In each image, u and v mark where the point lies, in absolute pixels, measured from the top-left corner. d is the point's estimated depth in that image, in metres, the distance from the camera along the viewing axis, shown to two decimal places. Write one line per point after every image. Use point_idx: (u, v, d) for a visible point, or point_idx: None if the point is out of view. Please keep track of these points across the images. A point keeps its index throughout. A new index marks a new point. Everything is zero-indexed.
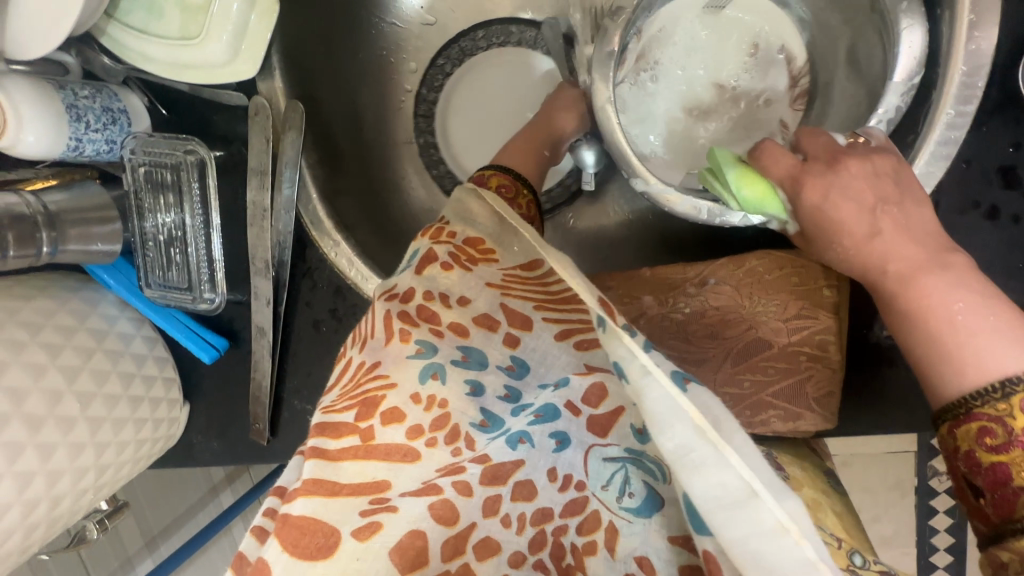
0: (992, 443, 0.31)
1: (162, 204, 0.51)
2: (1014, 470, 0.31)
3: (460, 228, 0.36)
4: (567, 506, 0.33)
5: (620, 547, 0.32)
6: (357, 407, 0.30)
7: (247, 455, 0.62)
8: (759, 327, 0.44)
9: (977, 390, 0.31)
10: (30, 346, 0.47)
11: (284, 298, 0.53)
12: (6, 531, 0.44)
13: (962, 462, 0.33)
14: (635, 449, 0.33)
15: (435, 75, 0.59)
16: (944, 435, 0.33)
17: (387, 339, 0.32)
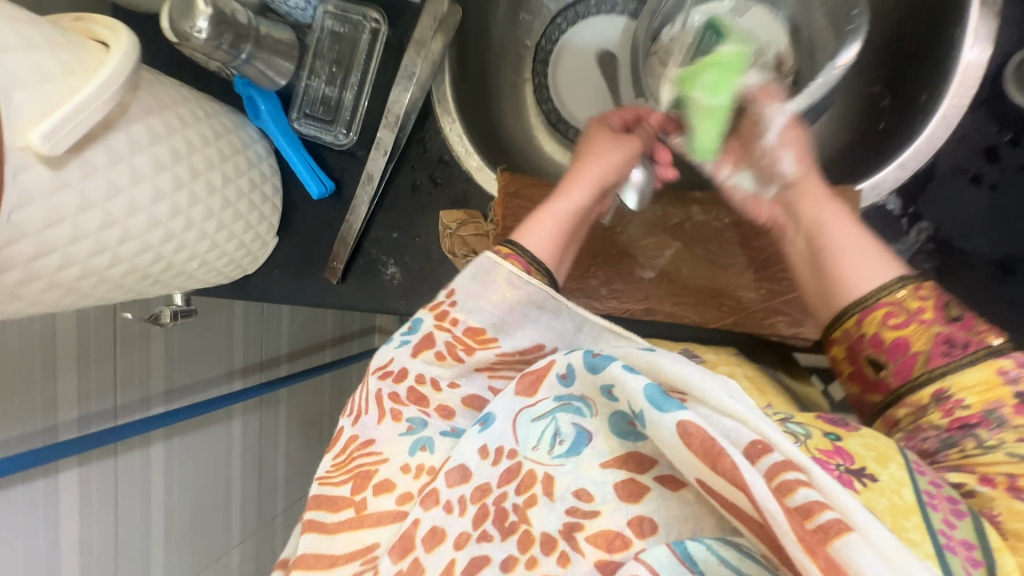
0: (894, 324, 0.45)
1: (330, 59, 0.63)
2: (911, 342, 0.44)
3: (463, 317, 0.46)
4: (501, 475, 0.40)
5: (558, 488, 0.39)
6: (352, 482, 0.43)
7: (313, 292, 0.70)
8: (781, 243, 0.55)
9: (882, 288, 0.45)
10: (203, 123, 0.57)
11: (397, 155, 0.64)
12: (145, 246, 0.51)
13: (870, 344, 0.46)
14: (562, 395, 0.41)
15: (553, 32, 0.75)
16: (858, 326, 0.46)
17: (379, 417, 0.45)
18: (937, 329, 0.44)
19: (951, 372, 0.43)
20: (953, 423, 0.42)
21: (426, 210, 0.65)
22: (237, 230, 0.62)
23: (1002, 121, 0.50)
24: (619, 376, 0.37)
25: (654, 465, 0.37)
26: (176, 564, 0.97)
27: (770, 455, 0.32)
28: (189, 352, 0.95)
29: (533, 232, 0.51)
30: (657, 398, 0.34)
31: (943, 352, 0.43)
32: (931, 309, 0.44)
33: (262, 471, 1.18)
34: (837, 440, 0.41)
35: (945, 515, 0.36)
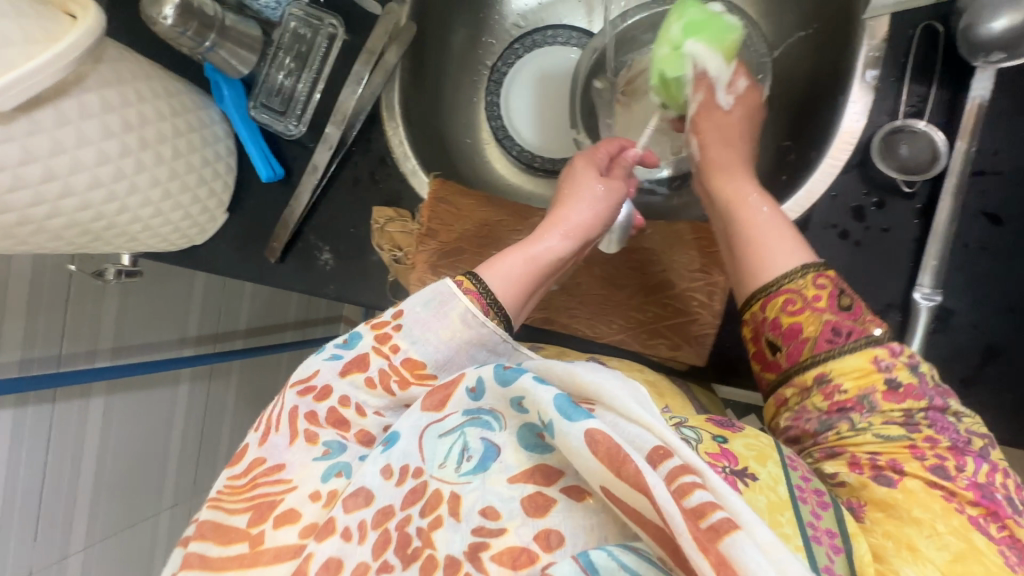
0: (792, 310, 0.47)
1: (291, 56, 0.69)
2: (805, 327, 0.47)
3: (404, 347, 0.45)
4: (406, 496, 0.39)
5: (465, 508, 0.37)
6: (251, 512, 0.40)
7: (254, 268, 0.75)
8: (669, 270, 0.60)
9: (787, 274, 0.48)
10: (162, 100, 0.62)
11: (342, 150, 0.69)
12: (86, 204, 0.56)
13: (771, 327, 0.48)
14: (472, 407, 0.40)
15: (510, 55, 0.80)
16: (762, 309, 0.49)
17: (291, 437, 0.43)
18: (828, 318, 0.46)
19: (835, 358, 0.45)
20: (832, 406, 0.45)
21: (365, 204, 0.71)
22: (184, 201, 0.67)
23: (872, 185, 0.54)
24: (528, 387, 0.36)
25: (560, 476, 0.37)
26: (101, 517, 0.99)
27: (670, 460, 0.32)
28: (142, 314, 0.99)
29: (496, 265, 0.51)
30: (567, 407, 0.34)
31: (830, 338, 0.46)
32: (825, 297, 0.46)
33: (203, 440, 1.21)
34: (725, 442, 0.43)
35: (812, 507, 0.39)
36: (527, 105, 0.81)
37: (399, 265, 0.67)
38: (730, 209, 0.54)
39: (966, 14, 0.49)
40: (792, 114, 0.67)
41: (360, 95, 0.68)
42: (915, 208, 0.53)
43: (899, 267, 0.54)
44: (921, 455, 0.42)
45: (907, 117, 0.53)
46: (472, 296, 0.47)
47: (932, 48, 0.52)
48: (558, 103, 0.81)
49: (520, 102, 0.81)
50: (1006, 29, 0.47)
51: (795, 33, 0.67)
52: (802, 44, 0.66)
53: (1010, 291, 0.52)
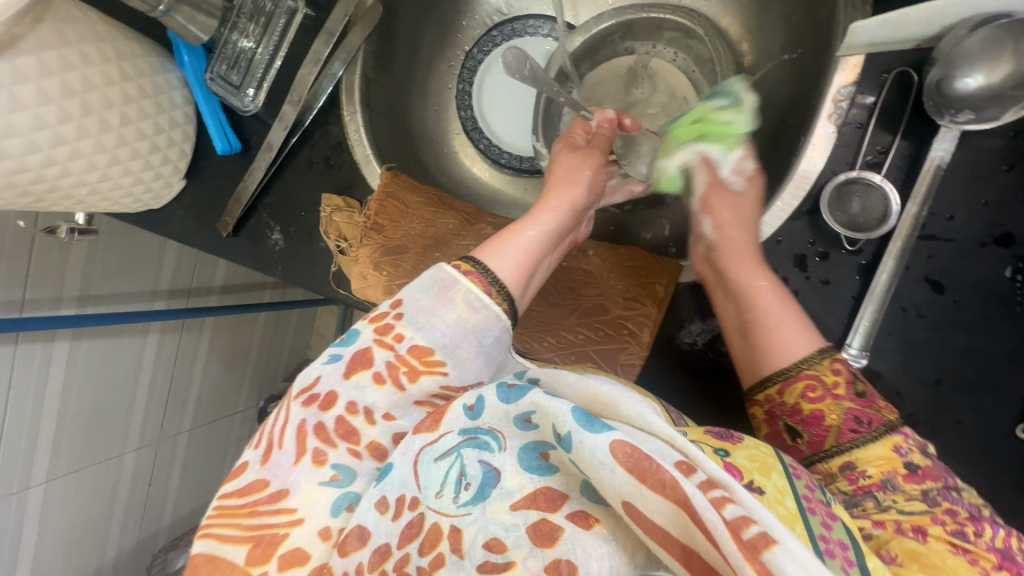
0: (812, 397, 0.45)
1: (250, 27, 0.67)
2: (828, 416, 0.44)
3: (408, 334, 0.45)
4: (402, 533, 0.39)
5: (467, 542, 0.37)
6: (251, 544, 0.40)
7: (208, 239, 0.75)
8: (605, 295, 0.59)
9: (804, 359, 0.46)
10: (112, 64, 0.60)
11: (298, 131, 0.68)
12: (25, 167, 0.56)
13: (793, 413, 0.46)
14: (469, 427, 0.41)
15: (487, 42, 0.78)
16: (779, 394, 0.47)
17: (297, 456, 0.43)
18: (847, 406, 0.44)
19: (859, 448, 0.43)
20: (856, 489, 0.42)
21: (318, 188, 0.70)
22: (135, 168, 0.66)
23: (817, 235, 0.53)
24: (542, 401, 0.37)
25: (565, 501, 0.37)
26: (63, 454, 1.04)
27: (695, 475, 0.32)
28: (112, 264, 1.00)
29: (498, 248, 0.51)
30: (584, 419, 0.34)
31: (852, 428, 0.44)
32: (844, 385, 0.45)
33: (172, 389, 1.24)
34: (726, 456, 0.40)
35: (822, 517, 0.37)
36: (499, 96, 0.79)
37: (344, 255, 0.66)
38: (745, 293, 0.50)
39: (937, 65, 0.46)
40: (761, 142, 0.64)
41: (318, 75, 0.66)
42: (860, 263, 0.51)
43: (832, 324, 0.52)
44: (942, 521, 0.38)
45: (864, 167, 0.51)
46: (472, 279, 0.47)
47: (902, 96, 0.50)
48: (529, 96, 0.79)
49: (493, 93, 0.79)
50: (981, 86, 0.45)
51: (777, 56, 0.63)
52: (783, 68, 0.62)
53: (941, 362, 0.50)
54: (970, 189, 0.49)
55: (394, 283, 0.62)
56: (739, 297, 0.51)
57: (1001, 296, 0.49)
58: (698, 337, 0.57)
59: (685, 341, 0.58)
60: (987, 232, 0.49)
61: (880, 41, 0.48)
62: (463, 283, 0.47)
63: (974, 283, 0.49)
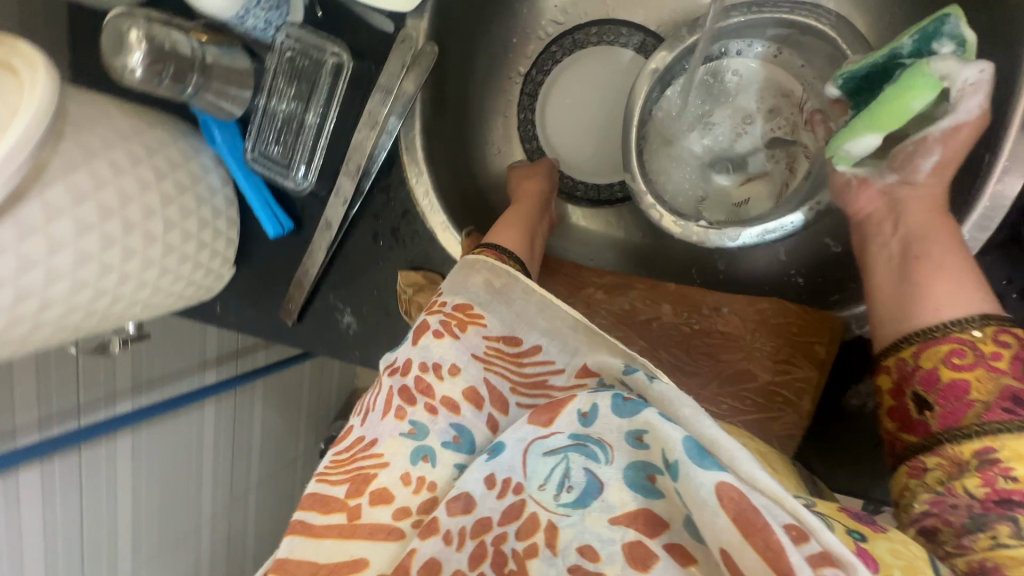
0: (956, 363, 0.38)
1: (289, 89, 0.57)
2: (974, 387, 0.37)
3: (450, 299, 0.43)
4: (505, 512, 0.34)
5: (562, 541, 0.32)
6: (349, 485, 0.37)
7: (270, 326, 0.68)
8: (750, 359, 0.51)
9: (959, 319, 0.39)
10: (144, 164, 0.52)
11: (358, 204, 0.60)
12: (75, 307, 0.49)
13: (926, 380, 0.39)
14: (579, 433, 0.34)
15: (546, 61, 0.67)
16: (913, 357, 0.40)
17: (382, 412, 0.39)
18: (1004, 385, 0.36)
19: (1009, 433, 0.35)
20: (992, 494, 0.34)
21: (387, 261, 0.62)
22: (185, 272, 0.59)
23: (1013, 269, 0.45)
24: (656, 423, 0.31)
25: (665, 530, 0.30)
26: (143, 542, 1.01)
27: (808, 544, 0.26)
28: (159, 347, 0.94)
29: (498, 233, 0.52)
30: (696, 452, 0.29)
31: (1004, 412, 0.35)
32: (1008, 358, 0.37)
33: (234, 452, 1.20)
34: (863, 540, 0.31)
35: None
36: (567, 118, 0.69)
37: None
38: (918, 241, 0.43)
39: None
40: None
41: (375, 138, 0.57)
42: None
43: None
44: None
45: None
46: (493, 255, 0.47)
47: None
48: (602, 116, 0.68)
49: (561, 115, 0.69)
50: None
51: None
52: None
53: None
54: None
55: None
56: (910, 235, 0.44)
57: None
58: (870, 399, 0.50)
59: (853, 402, 0.51)
60: None
61: None
62: (479, 260, 0.45)
63: None
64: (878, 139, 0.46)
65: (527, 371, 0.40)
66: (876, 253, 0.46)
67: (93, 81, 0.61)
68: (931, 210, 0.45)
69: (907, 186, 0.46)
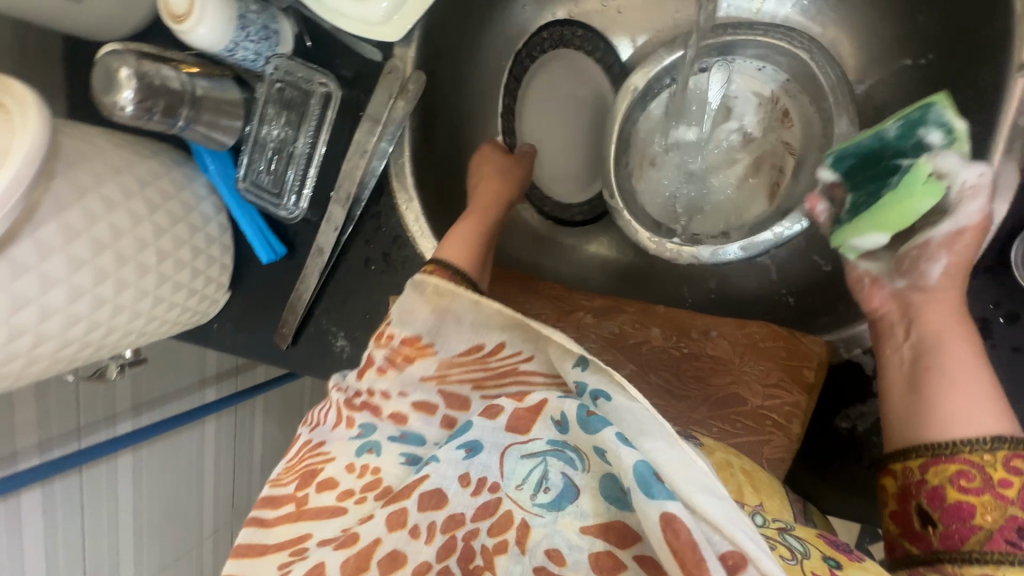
0: (964, 486, 0.38)
1: (279, 119, 0.58)
2: (980, 514, 0.37)
3: (397, 330, 0.41)
4: (477, 509, 0.34)
5: (533, 541, 0.32)
6: (298, 480, 0.38)
7: (266, 349, 0.68)
8: (739, 383, 0.51)
9: (972, 439, 0.38)
10: (136, 197, 0.53)
11: (349, 230, 0.60)
12: (69, 340, 0.50)
13: (930, 496, 0.39)
14: (557, 438, 0.34)
15: (525, 57, 0.66)
16: (921, 470, 0.39)
17: (333, 423, 0.40)
18: (1009, 514, 0.37)
19: (1009, 565, 0.36)
20: None
21: (380, 285, 0.62)
22: (179, 300, 0.59)
23: (999, 292, 0.44)
24: (608, 444, 0.30)
25: (639, 541, 0.30)
26: (146, 560, 1.02)
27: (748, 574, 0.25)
28: (160, 367, 0.95)
29: (447, 249, 0.50)
30: (646, 480, 0.28)
31: (1005, 545, 0.36)
32: (1017, 487, 0.37)
33: (236, 470, 1.18)
34: (838, 567, 0.35)
35: None
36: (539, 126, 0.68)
37: None
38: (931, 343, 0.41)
39: None
40: None
41: (364, 168, 0.57)
42: None
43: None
44: None
45: None
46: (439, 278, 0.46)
47: None
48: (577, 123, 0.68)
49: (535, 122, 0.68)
50: None
51: (896, 62, 0.54)
52: (923, 77, 0.53)
53: None
54: None
55: None
56: (920, 341, 0.42)
57: None
58: (857, 422, 0.50)
59: (843, 425, 0.51)
60: None
61: None
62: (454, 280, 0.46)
63: None
64: (885, 238, 0.45)
65: (493, 365, 0.38)
66: (887, 355, 0.44)
67: (91, 112, 0.62)
68: (950, 315, 0.42)
69: (917, 290, 0.44)
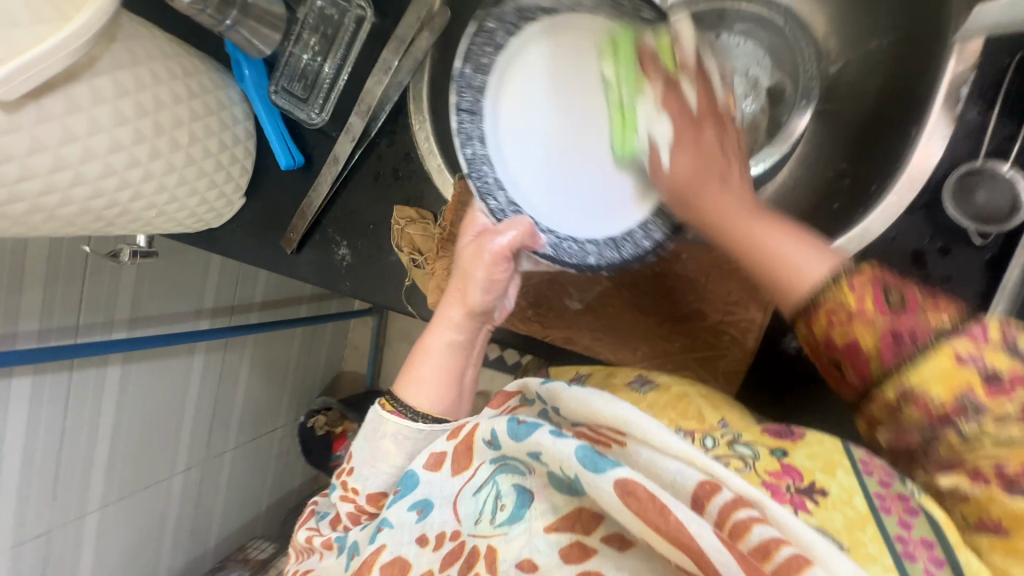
0: (840, 327, 0.40)
1: (315, 36, 0.65)
2: (863, 343, 0.39)
3: (357, 487, 0.53)
4: (444, 559, 0.42)
5: (501, 560, 0.39)
6: None
7: (271, 255, 0.73)
8: (703, 301, 0.56)
9: (818, 290, 0.41)
10: (179, 81, 0.58)
11: (364, 143, 0.66)
12: (100, 192, 0.54)
13: (828, 347, 0.41)
14: (498, 457, 0.43)
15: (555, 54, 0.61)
16: (814, 329, 0.42)
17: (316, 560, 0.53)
18: (881, 325, 0.39)
19: (910, 366, 0.38)
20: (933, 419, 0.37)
21: (386, 199, 0.68)
22: (200, 187, 0.64)
23: (934, 228, 0.49)
24: (547, 443, 0.36)
25: (600, 522, 0.37)
26: (116, 479, 1.03)
27: (719, 495, 0.31)
28: (161, 285, 0.99)
29: (424, 394, 0.53)
30: (589, 459, 0.33)
31: (893, 349, 0.38)
32: (870, 302, 0.39)
33: (216, 411, 1.22)
34: (784, 455, 0.41)
35: (898, 516, 0.35)
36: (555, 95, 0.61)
37: (418, 268, 0.65)
38: (748, 245, 0.46)
39: None
40: (848, 133, 0.62)
41: (386, 85, 0.64)
42: (984, 259, 0.49)
43: None
44: None
45: (988, 156, 0.48)
46: (391, 412, 0.53)
47: None
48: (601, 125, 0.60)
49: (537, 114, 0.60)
50: None
51: (864, 43, 0.61)
52: (883, 54, 0.59)
53: None
54: None
55: None
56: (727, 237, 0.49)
57: None
58: None
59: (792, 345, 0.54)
60: None
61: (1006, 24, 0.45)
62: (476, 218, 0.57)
63: None
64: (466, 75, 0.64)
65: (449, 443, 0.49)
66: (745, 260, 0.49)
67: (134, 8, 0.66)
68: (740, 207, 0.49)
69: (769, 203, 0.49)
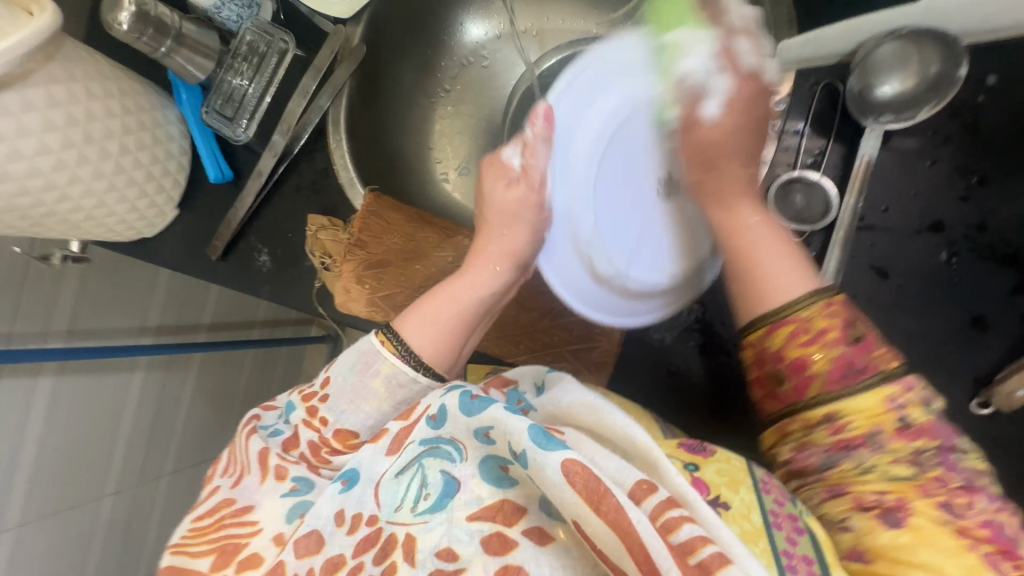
0: (799, 342, 0.45)
1: (244, 65, 0.73)
2: (812, 361, 0.44)
3: (331, 418, 0.51)
4: (358, 545, 0.40)
5: (420, 549, 0.39)
6: (215, 554, 0.42)
7: (199, 262, 0.78)
8: None
9: (782, 308, 0.46)
10: (114, 99, 0.64)
11: (285, 163, 0.73)
12: (23, 191, 0.59)
13: (776, 358, 0.46)
14: (431, 437, 0.42)
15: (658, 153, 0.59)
16: (765, 334, 0.46)
17: (262, 477, 0.47)
18: (840, 351, 0.44)
19: (844, 397, 0.43)
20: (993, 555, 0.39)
21: (309, 211, 0.75)
22: (130, 195, 0.69)
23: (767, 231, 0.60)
24: (499, 418, 0.38)
25: (522, 516, 0.38)
26: (38, 499, 1.01)
27: (655, 494, 0.33)
28: (104, 300, 1.02)
29: (422, 338, 0.54)
30: (541, 439, 0.35)
31: (838, 376, 0.43)
32: (833, 331, 0.44)
33: (154, 434, 1.22)
34: (695, 470, 0.44)
35: (787, 532, 0.40)
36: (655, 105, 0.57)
37: (327, 271, 0.70)
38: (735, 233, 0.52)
39: (857, 78, 0.56)
40: None
41: (305, 108, 0.72)
42: (809, 255, 0.59)
43: None
44: (928, 491, 0.41)
45: (803, 167, 0.60)
46: (392, 353, 0.53)
47: (831, 103, 0.59)
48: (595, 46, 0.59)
49: None
50: (896, 91, 0.56)
51: None
52: None
53: (892, 344, 0.58)
54: (903, 183, 0.58)
55: (375, 296, 0.67)
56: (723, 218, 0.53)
57: (942, 279, 0.57)
58: (667, 334, 0.62)
59: (657, 335, 0.62)
60: (921, 222, 0.58)
61: (806, 57, 0.57)
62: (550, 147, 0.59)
63: (916, 268, 0.58)
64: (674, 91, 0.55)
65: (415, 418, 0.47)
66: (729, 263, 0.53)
67: (84, 36, 0.74)
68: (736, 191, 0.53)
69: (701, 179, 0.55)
